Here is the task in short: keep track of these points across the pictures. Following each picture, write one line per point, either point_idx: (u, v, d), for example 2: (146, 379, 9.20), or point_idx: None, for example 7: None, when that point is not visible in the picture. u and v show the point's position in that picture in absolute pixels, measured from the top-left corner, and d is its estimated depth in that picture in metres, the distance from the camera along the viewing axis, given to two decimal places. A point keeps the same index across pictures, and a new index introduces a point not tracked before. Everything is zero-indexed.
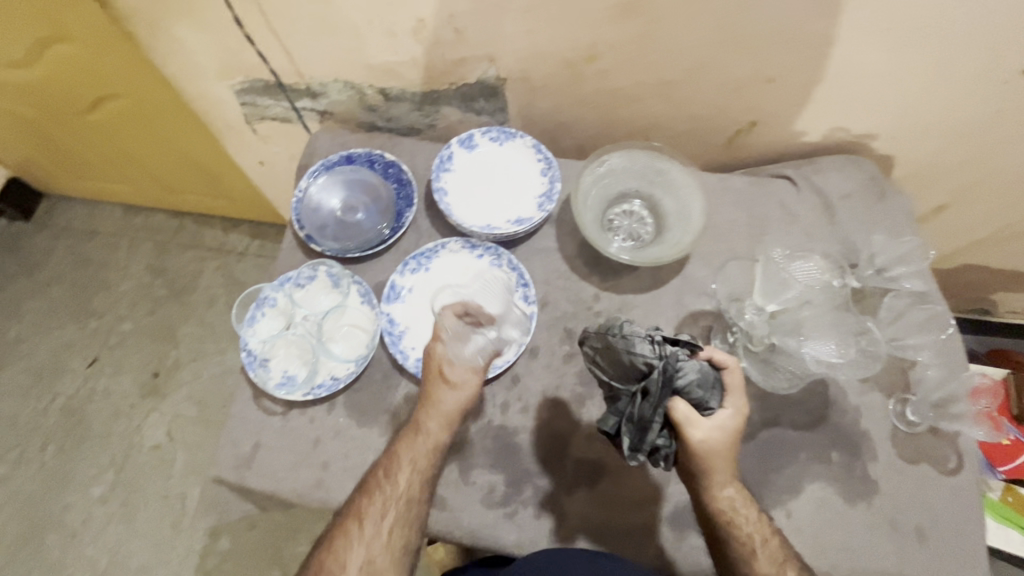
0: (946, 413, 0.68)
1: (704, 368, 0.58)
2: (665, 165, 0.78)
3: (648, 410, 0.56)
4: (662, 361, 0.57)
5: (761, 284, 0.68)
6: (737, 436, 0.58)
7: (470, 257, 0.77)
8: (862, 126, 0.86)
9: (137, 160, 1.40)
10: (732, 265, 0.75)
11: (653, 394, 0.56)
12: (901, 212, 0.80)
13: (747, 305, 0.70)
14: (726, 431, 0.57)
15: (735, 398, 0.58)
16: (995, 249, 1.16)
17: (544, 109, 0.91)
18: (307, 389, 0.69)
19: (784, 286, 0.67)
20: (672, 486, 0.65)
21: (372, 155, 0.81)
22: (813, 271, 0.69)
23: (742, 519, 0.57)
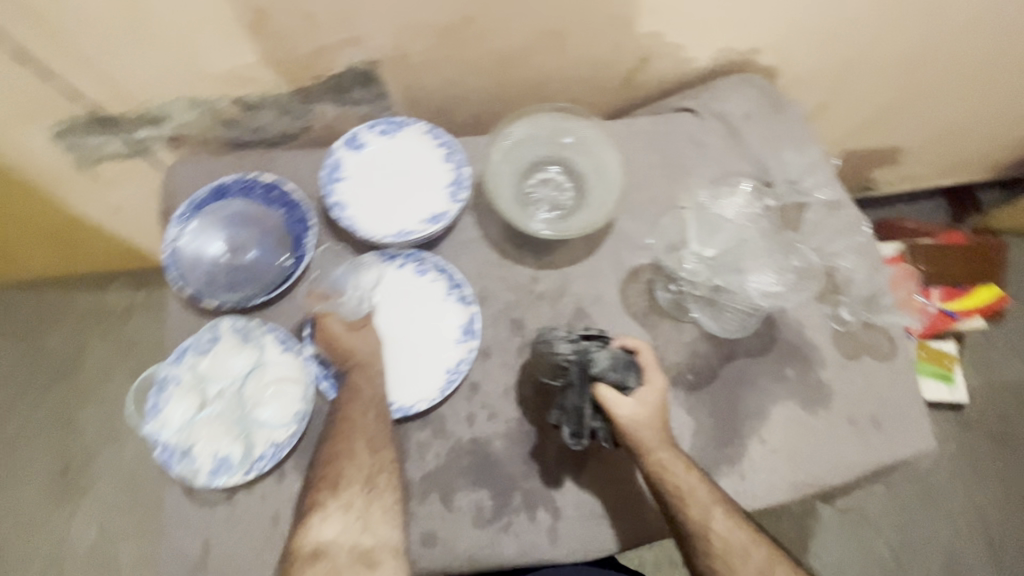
0: (876, 306, 0.73)
1: (619, 353, 0.62)
2: (571, 125, 0.74)
3: (575, 400, 0.60)
4: (581, 356, 0.60)
5: (697, 229, 0.71)
6: (660, 409, 0.61)
7: (391, 270, 0.69)
8: (747, 42, 0.86)
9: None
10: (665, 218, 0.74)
11: (574, 384, 0.60)
12: (798, 121, 0.82)
13: (686, 254, 0.71)
14: (648, 405, 0.60)
15: (651, 375, 0.62)
16: (872, 133, 1.25)
17: (428, 85, 0.83)
18: (249, 467, 0.60)
19: (718, 227, 0.71)
20: None
21: (247, 181, 0.69)
22: (741, 208, 0.73)
23: (691, 499, 0.59)
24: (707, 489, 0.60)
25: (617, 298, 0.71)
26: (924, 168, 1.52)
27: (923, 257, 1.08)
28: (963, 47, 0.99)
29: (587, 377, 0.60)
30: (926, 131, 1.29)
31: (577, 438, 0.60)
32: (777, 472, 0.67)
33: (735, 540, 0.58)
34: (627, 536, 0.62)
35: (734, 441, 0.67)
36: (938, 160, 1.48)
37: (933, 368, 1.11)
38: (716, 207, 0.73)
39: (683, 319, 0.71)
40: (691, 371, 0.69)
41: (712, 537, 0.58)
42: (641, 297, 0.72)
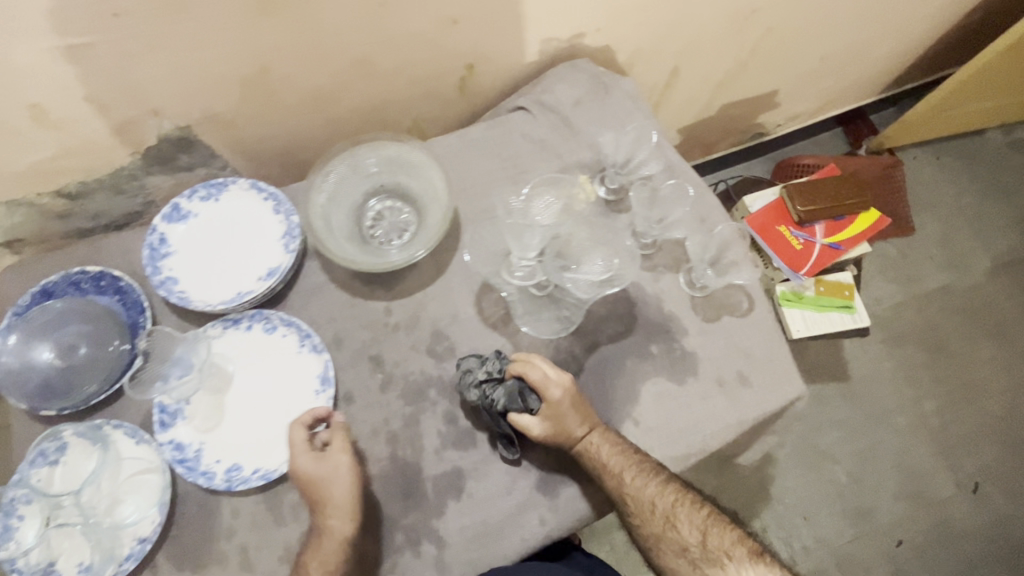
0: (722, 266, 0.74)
1: (513, 382, 0.63)
2: (389, 150, 0.72)
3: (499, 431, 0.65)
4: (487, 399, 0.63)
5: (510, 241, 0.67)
6: (569, 407, 0.63)
7: (237, 335, 0.68)
8: (568, 29, 0.86)
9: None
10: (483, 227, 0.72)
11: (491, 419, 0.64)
12: (628, 97, 0.83)
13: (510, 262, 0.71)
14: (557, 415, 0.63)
15: (551, 389, 0.63)
16: (737, 84, 1.27)
17: (255, 136, 0.81)
18: (116, 568, 0.59)
19: (529, 233, 0.67)
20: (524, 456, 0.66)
21: (73, 278, 0.68)
22: (551, 203, 0.70)
23: (633, 493, 0.62)
24: (622, 456, 0.63)
25: (473, 313, 0.71)
26: (807, 104, 1.55)
27: (801, 198, 1.09)
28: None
29: (496, 415, 0.63)
30: (791, 71, 1.32)
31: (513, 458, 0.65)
32: (656, 449, 0.68)
33: (657, 496, 0.62)
34: (517, 549, 0.63)
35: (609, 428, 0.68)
36: (817, 94, 1.52)
37: (834, 300, 1.13)
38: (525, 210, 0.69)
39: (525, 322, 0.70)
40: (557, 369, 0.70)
41: (640, 502, 0.62)
42: (497, 306, 0.71)
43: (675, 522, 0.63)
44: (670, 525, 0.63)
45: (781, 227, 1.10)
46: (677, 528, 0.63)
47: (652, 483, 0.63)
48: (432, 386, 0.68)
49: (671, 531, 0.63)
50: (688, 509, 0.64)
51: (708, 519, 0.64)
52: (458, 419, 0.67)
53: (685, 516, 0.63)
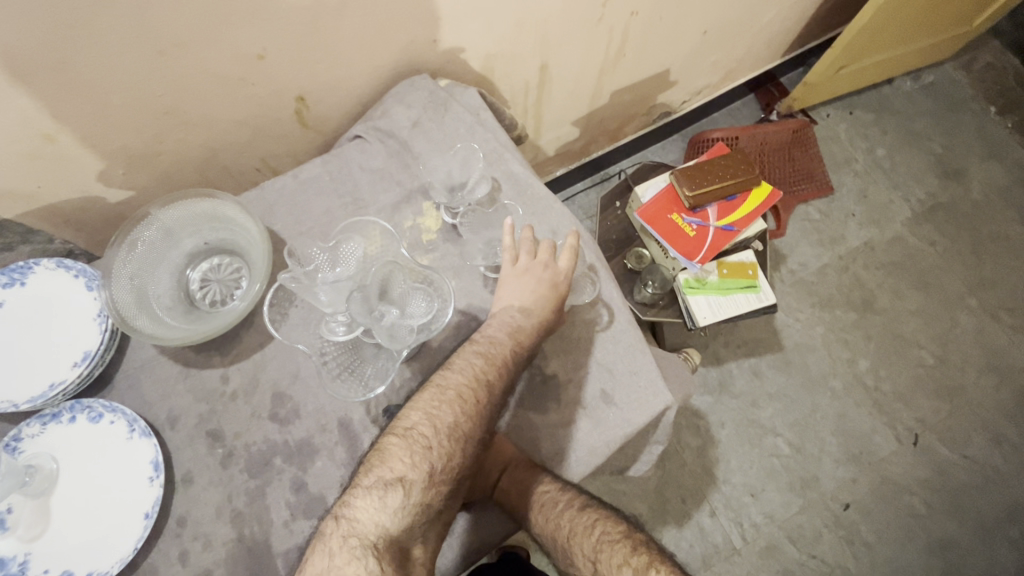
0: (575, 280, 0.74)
1: None
2: (201, 208, 0.69)
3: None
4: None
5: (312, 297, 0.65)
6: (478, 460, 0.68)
7: (59, 429, 0.63)
8: (401, 44, 0.81)
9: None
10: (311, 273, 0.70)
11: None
12: (468, 111, 0.79)
13: (325, 321, 0.65)
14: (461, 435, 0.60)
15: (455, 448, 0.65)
16: (621, 70, 1.23)
17: (72, 204, 0.75)
18: None
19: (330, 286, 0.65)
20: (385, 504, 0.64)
21: None
22: (359, 248, 0.70)
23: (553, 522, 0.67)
24: (540, 489, 0.67)
25: (316, 367, 0.67)
26: (708, 77, 1.53)
27: (689, 182, 1.07)
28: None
29: None
30: (676, 50, 1.29)
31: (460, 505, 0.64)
32: None
33: (576, 527, 0.66)
34: None
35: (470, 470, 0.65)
36: (715, 66, 1.49)
37: (739, 281, 1.11)
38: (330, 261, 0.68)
39: (362, 380, 0.65)
40: None
41: (557, 535, 0.67)
42: None
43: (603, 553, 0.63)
44: (598, 556, 0.63)
45: (673, 214, 1.08)
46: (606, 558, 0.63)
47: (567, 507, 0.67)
48: (278, 452, 0.64)
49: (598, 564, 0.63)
50: (611, 532, 0.66)
51: (632, 544, 0.64)
52: (308, 486, 0.63)
53: (615, 545, 0.64)
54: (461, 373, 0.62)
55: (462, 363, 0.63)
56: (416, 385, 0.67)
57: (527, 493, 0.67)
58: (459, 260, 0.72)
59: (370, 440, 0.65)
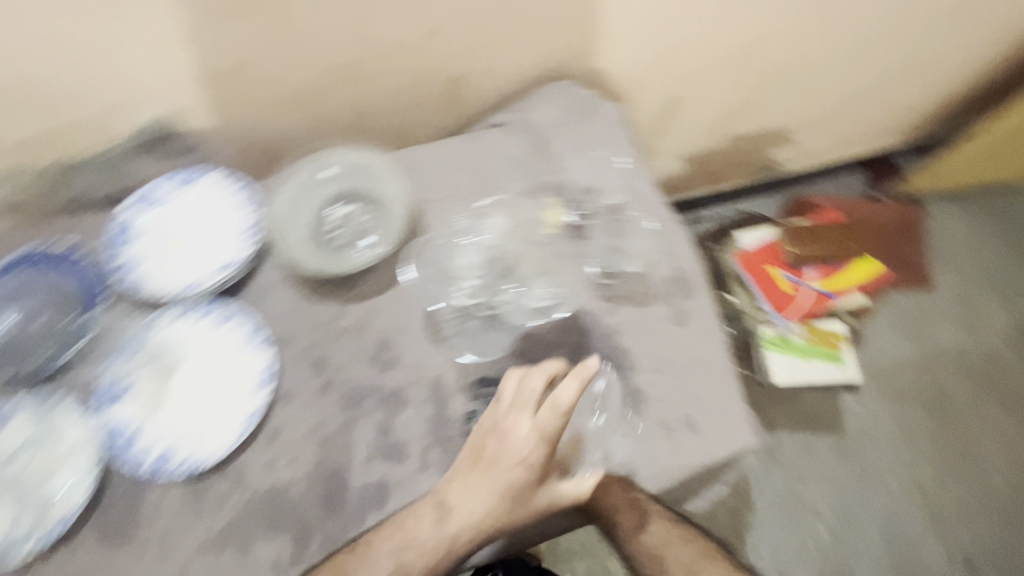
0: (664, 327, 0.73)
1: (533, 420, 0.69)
2: (354, 157, 0.75)
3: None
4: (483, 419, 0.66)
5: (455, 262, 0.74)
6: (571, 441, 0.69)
7: (188, 323, 0.69)
8: (556, 49, 0.85)
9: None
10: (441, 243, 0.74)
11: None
12: (608, 123, 0.81)
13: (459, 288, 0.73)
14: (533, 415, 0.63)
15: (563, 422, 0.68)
16: (744, 117, 1.23)
17: (238, 130, 0.83)
18: (36, 539, 0.60)
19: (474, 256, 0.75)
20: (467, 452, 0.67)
21: (37, 252, 0.69)
22: (500, 227, 0.76)
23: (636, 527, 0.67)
24: (628, 495, 0.67)
25: (421, 326, 0.70)
26: (824, 143, 1.50)
27: (798, 239, 1.07)
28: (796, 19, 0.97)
29: None
30: (803, 108, 1.28)
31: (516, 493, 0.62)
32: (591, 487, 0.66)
33: (657, 532, 0.68)
34: None
35: None
36: (835, 134, 1.46)
37: (821, 349, 1.07)
38: (473, 233, 0.76)
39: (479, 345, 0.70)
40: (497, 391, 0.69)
41: (635, 535, 0.67)
42: (447, 322, 0.71)
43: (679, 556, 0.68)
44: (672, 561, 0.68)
45: (773, 266, 1.08)
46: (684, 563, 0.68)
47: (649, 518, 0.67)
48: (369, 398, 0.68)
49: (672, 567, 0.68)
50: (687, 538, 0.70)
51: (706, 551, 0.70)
52: (392, 433, 0.66)
53: (692, 553, 0.69)
54: (482, 491, 0.60)
55: (476, 480, 0.61)
56: (510, 366, 0.69)
57: (609, 497, 0.66)
58: (575, 257, 0.75)
59: (456, 405, 0.68)
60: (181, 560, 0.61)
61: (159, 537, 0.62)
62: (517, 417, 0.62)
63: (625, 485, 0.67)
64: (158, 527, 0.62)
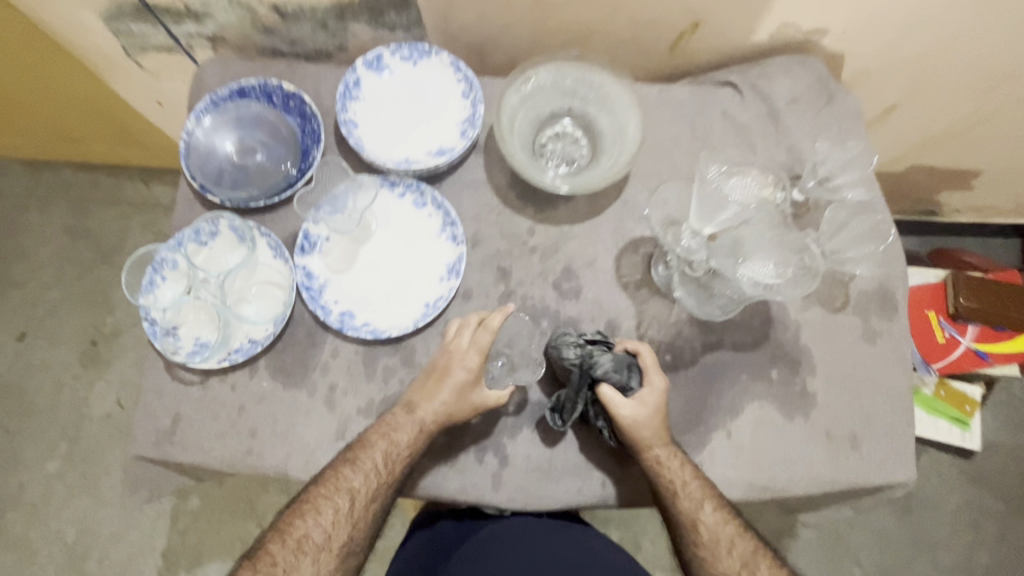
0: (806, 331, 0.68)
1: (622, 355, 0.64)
2: (593, 78, 0.69)
3: (566, 397, 0.62)
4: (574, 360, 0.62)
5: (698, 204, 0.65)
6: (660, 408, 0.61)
7: (390, 197, 0.69)
8: (813, 21, 0.78)
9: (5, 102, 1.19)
10: (667, 187, 0.70)
11: (570, 386, 0.62)
12: (850, 115, 0.75)
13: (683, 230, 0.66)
14: (649, 405, 0.60)
15: (652, 377, 0.62)
16: (947, 149, 1.12)
17: (463, 19, 0.80)
18: (223, 355, 0.64)
19: (721, 206, 0.64)
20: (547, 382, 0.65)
21: (267, 87, 0.69)
22: (751, 186, 0.66)
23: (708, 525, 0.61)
24: (701, 484, 0.61)
25: (610, 267, 0.69)
26: (1003, 203, 1.36)
27: (968, 291, 0.98)
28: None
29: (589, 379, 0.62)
30: (1012, 160, 1.15)
31: (556, 425, 0.63)
32: (739, 472, 0.65)
33: (733, 537, 0.61)
34: (569, 498, 0.63)
35: (699, 431, 0.66)
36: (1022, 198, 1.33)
37: (950, 409, 1.05)
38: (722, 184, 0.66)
39: (670, 299, 0.68)
40: (670, 353, 0.67)
41: (707, 536, 0.61)
42: (635, 270, 0.69)
43: (718, 532, 0.61)
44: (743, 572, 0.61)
45: (930, 312, 1.01)
46: (718, 541, 0.61)
47: (691, 485, 0.61)
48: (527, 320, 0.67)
49: None
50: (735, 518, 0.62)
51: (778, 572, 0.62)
52: None
53: (730, 532, 0.61)
54: (440, 397, 0.61)
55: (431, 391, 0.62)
56: (689, 333, 0.68)
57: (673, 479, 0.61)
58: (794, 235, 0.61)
59: None
60: (343, 415, 0.64)
61: (327, 388, 0.65)
62: (463, 361, 0.61)
63: (668, 444, 0.62)
64: (328, 378, 0.65)
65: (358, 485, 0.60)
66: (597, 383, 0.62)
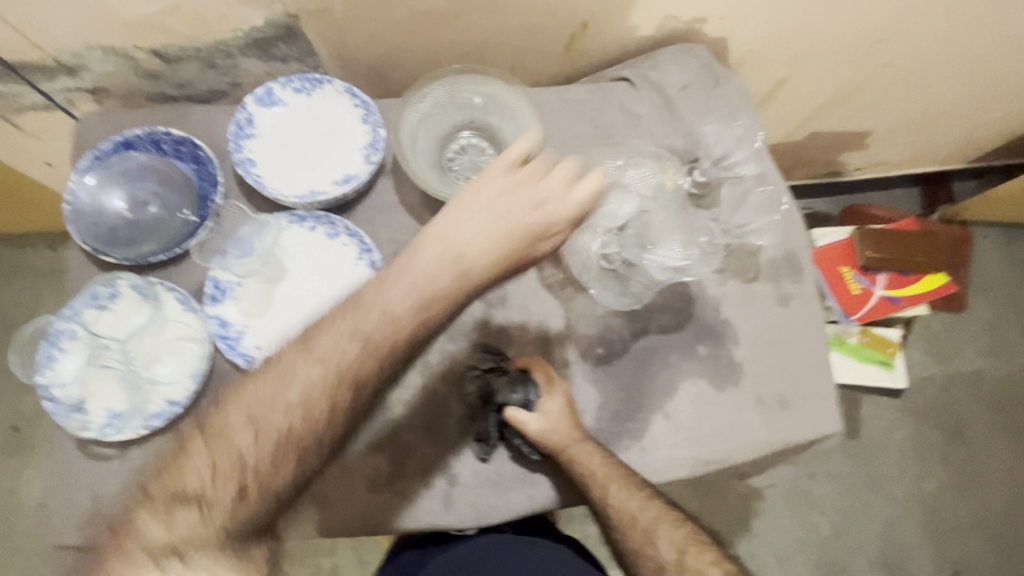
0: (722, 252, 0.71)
1: (516, 371, 0.65)
2: (490, 88, 0.70)
3: (479, 426, 0.64)
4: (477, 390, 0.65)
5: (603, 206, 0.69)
6: (563, 405, 0.63)
7: (301, 232, 0.67)
8: (692, 11, 0.81)
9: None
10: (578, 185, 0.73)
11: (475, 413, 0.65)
12: (737, 95, 0.79)
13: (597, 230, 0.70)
14: (552, 412, 0.63)
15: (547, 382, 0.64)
16: (837, 114, 1.20)
17: (355, 43, 0.79)
18: (140, 423, 0.60)
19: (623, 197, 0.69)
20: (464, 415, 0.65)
21: (155, 135, 0.67)
22: (650, 174, 0.72)
23: (616, 503, 0.64)
24: (611, 469, 0.63)
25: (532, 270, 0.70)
26: (898, 156, 1.46)
27: (873, 243, 1.06)
28: (935, 19, 0.92)
29: (492, 404, 0.64)
30: (895, 116, 1.23)
31: (485, 457, 0.63)
32: (682, 448, 0.67)
33: (640, 511, 0.65)
34: (522, 505, 0.64)
35: (638, 417, 0.67)
36: (914, 149, 1.43)
37: (874, 354, 1.14)
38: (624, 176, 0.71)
39: (592, 295, 0.69)
40: (601, 345, 0.69)
41: (618, 510, 0.64)
42: (557, 270, 0.70)
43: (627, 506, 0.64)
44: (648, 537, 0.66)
45: (843, 268, 1.09)
46: (631, 514, 0.64)
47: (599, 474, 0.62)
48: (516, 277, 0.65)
49: (649, 547, 0.65)
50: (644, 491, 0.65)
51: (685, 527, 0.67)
52: None
53: (637, 508, 0.64)
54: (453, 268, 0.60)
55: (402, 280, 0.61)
56: (616, 323, 0.69)
57: (585, 468, 0.62)
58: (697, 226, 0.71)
59: (560, 352, 0.68)
60: None
61: None
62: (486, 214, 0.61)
63: (581, 441, 0.63)
64: None
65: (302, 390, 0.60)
66: (502, 405, 0.63)
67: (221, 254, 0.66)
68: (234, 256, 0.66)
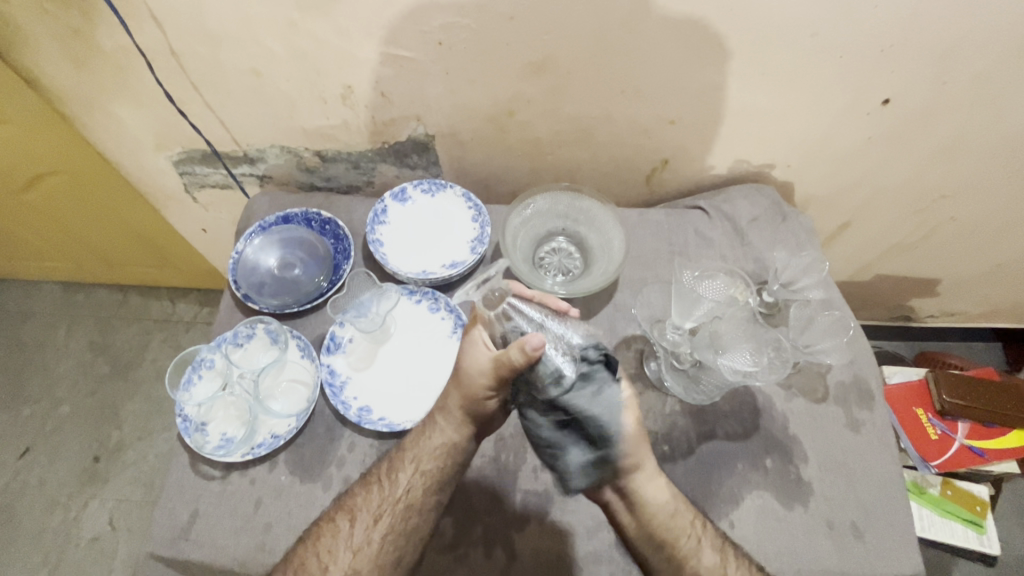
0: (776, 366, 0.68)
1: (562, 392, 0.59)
2: (584, 204, 0.82)
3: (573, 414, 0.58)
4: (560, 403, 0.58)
5: (676, 304, 0.74)
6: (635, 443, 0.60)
7: (408, 303, 0.79)
8: (761, 158, 0.93)
9: (63, 231, 1.35)
10: (650, 290, 0.81)
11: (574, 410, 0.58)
12: (803, 230, 0.87)
13: (667, 326, 0.77)
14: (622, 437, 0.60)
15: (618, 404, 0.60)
16: (904, 261, 1.24)
17: (472, 162, 0.96)
18: (246, 450, 0.68)
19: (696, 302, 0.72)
20: (527, 486, 0.68)
21: (308, 214, 0.84)
22: (721, 288, 0.78)
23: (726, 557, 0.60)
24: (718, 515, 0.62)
25: None
26: (974, 309, 1.44)
27: (949, 387, 1.03)
28: (997, 184, 0.99)
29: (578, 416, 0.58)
30: (966, 268, 1.25)
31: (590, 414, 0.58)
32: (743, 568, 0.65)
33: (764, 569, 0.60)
34: None
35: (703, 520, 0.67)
36: (991, 305, 1.41)
37: (962, 511, 1.09)
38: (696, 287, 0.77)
39: (663, 391, 0.74)
40: (668, 444, 0.71)
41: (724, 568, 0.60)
42: (629, 365, 0.76)
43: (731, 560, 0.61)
44: None
45: (918, 410, 1.06)
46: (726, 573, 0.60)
47: (705, 527, 0.63)
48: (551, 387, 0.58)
49: None
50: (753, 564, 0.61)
51: None
52: None
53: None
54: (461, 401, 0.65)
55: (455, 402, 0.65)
56: (683, 422, 0.72)
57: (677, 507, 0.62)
58: (745, 337, 0.70)
59: None
60: None
61: (342, 481, 0.68)
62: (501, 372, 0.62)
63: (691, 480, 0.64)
64: (343, 471, 0.68)
65: (361, 539, 0.62)
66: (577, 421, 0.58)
67: (335, 311, 0.76)
68: (346, 314, 0.76)
